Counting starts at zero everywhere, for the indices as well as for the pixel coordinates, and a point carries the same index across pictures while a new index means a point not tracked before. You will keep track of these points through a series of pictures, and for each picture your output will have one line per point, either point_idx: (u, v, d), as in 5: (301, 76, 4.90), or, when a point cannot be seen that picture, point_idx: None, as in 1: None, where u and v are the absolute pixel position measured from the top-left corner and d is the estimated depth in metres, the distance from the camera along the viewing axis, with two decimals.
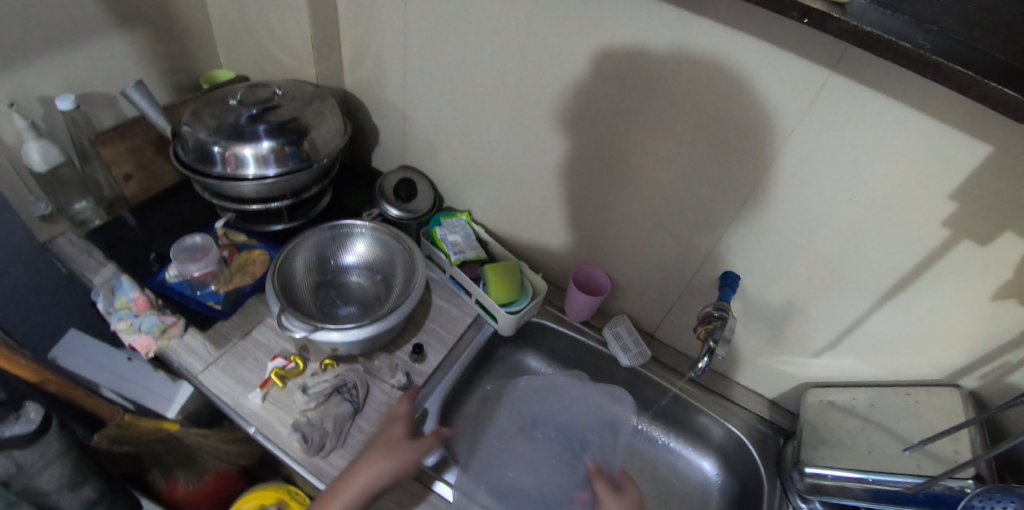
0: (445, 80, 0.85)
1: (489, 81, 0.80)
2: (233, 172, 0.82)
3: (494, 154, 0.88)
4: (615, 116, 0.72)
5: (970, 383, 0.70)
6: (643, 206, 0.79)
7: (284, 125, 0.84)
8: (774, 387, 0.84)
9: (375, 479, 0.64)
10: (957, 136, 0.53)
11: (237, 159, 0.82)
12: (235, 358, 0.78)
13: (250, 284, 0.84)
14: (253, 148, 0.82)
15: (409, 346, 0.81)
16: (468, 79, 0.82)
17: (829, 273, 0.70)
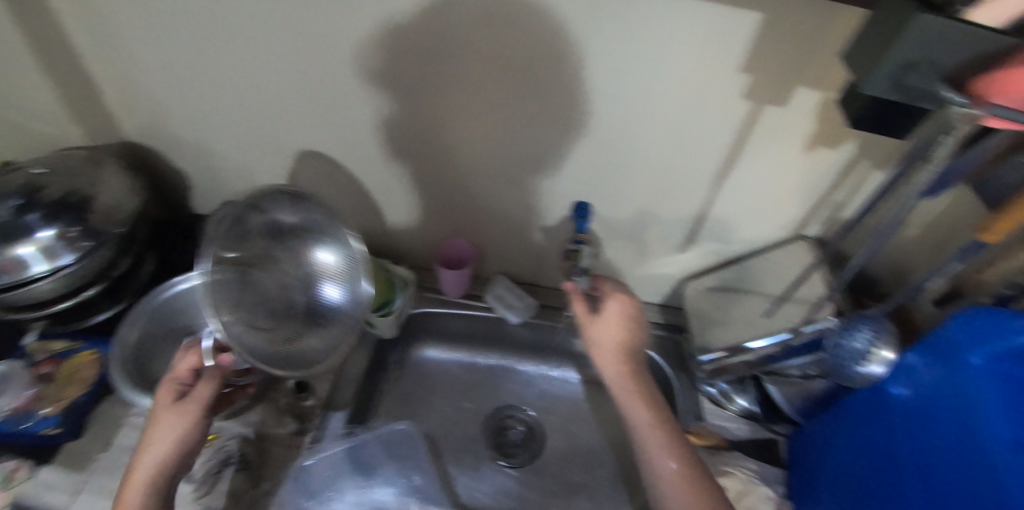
0: (233, 100, 0.75)
1: (277, 86, 0.71)
2: (17, 278, 0.68)
3: (317, 160, 0.82)
4: (418, 86, 0.67)
5: (813, 230, 0.75)
6: (480, 166, 0.76)
7: (61, 204, 0.73)
8: (657, 291, 0.88)
9: (169, 454, 0.60)
10: (731, 11, 0.54)
11: (16, 262, 0.68)
12: (106, 473, 0.68)
13: (85, 393, 0.73)
14: (31, 243, 0.69)
15: (291, 386, 0.75)
16: (257, 92, 0.73)
17: (667, 172, 0.72)
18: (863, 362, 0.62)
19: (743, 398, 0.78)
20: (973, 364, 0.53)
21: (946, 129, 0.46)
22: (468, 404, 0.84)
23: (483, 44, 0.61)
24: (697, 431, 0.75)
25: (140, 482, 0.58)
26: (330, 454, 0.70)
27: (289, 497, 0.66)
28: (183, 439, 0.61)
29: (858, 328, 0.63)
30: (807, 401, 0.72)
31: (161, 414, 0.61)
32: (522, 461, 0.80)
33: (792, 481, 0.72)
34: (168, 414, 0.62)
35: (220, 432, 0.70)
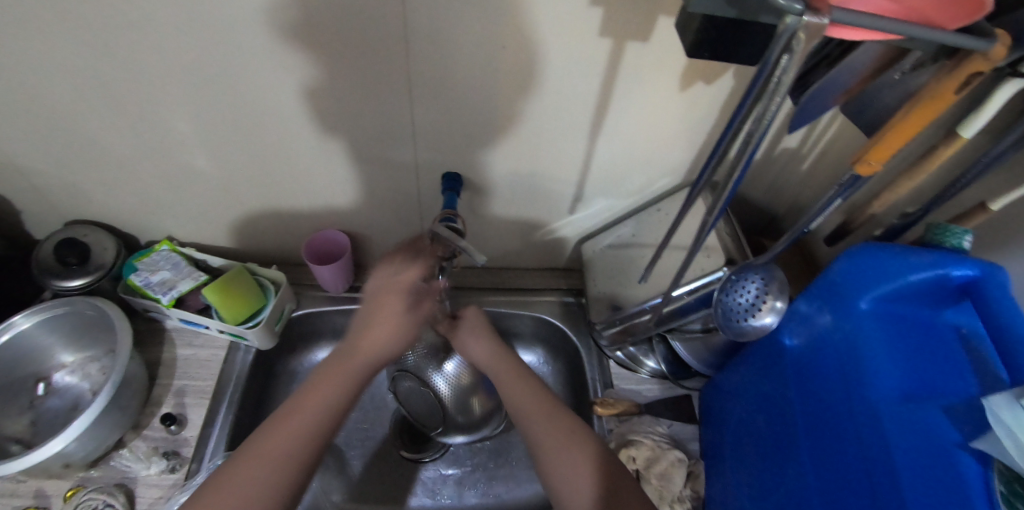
0: (10, 116, 0.61)
1: (55, 91, 0.58)
2: None
3: (141, 169, 0.69)
4: (224, 69, 0.56)
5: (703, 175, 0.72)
6: (326, 148, 0.66)
7: None
8: (558, 256, 0.82)
9: (394, 336, 0.56)
10: None
11: None
12: None
13: None
14: None
15: (159, 419, 0.68)
16: (34, 102, 0.60)
17: (536, 131, 0.64)
18: (753, 316, 0.55)
19: (651, 359, 0.75)
20: (861, 309, 0.48)
21: (790, 48, 0.33)
22: (371, 402, 0.80)
23: (281, 8, 0.50)
24: (604, 400, 0.72)
25: (338, 372, 0.53)
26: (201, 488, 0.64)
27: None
28: (406, 330, 0.57)
29: (747, 279, 0.57)
30: (710, 355, 0.69)
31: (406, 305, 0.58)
32: (431, 456, 0.77)
33: (703, 436, 0.69)
34: (400, 292, 0.58)
35: (84, 484, 0.65)
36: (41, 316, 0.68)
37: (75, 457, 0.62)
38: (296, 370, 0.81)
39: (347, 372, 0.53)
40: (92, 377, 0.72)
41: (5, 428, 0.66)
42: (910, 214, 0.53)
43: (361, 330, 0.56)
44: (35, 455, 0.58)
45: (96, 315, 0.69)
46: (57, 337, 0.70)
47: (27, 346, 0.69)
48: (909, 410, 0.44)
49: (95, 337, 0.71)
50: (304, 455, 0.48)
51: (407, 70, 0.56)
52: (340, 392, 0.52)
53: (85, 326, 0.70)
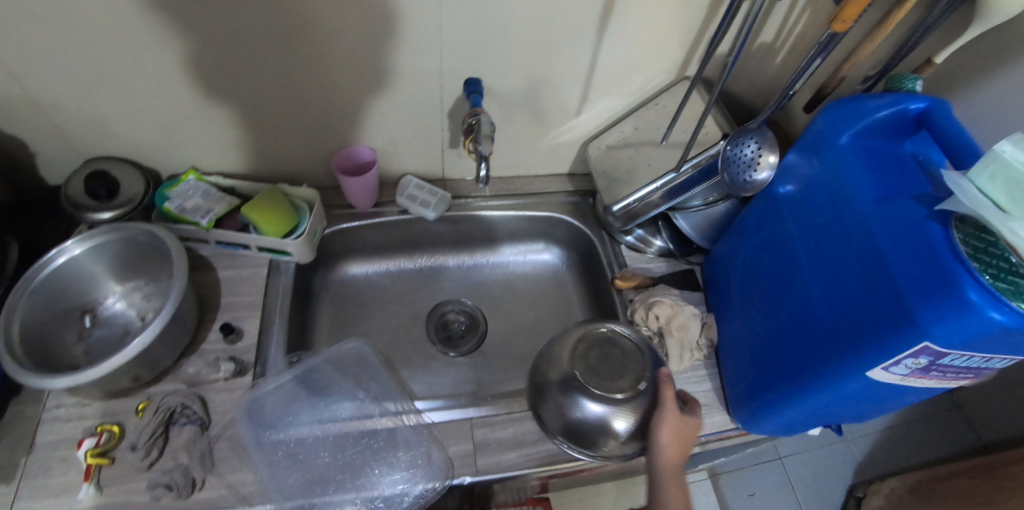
0: (25, 40, 0.61)
1: (78, 11, 0.58)
2: None
3: (162, 98, 0.70)
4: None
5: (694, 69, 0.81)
6: (349, 60, 0.68)
7: None
8: (564, 160, 0.90)
9: None
10: None
11: None
12: (38, 475, 0.63)
13: None
14: None
15: (216, 332, 0.72)
16: (54, 23, 0.59)
17: (548, 32, 0.70)
18: (754, 171, 0.65)
19: (659, 239, 0.84)
20: (840, 144, 0.59)
21: None
22: (405, 309, 0.86)
23: None
24: (623, 275, 0.81)
25: None
26: (278, 385, 0.69)
27: (249, 424, 0.65)
28: None
29: (745, 142, 0.67)
30: (711, 226, 0.79)
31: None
32: (467, 349, 0.82)
33: (709, 299, 0.79)
34: None
35: (153, 397, 0.67)
36: (95, 243, 0.69)
37: (145, 369, 0.65)
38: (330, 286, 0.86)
39: None
40: (140, 306, 0.74)
41: (63, 352, 0.67)
42: (871, 77, 0.65)
43: None
44: (106, 364, 0.60)
45: (146, 242, 0.70)
46: (106, 267, 0.72)
47: (74, 273, 0.69)
48: (884, 207, 0.53)
49: (142, 266, 0.73)
50: None
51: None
52: None
53: (130, 250, 0.71)
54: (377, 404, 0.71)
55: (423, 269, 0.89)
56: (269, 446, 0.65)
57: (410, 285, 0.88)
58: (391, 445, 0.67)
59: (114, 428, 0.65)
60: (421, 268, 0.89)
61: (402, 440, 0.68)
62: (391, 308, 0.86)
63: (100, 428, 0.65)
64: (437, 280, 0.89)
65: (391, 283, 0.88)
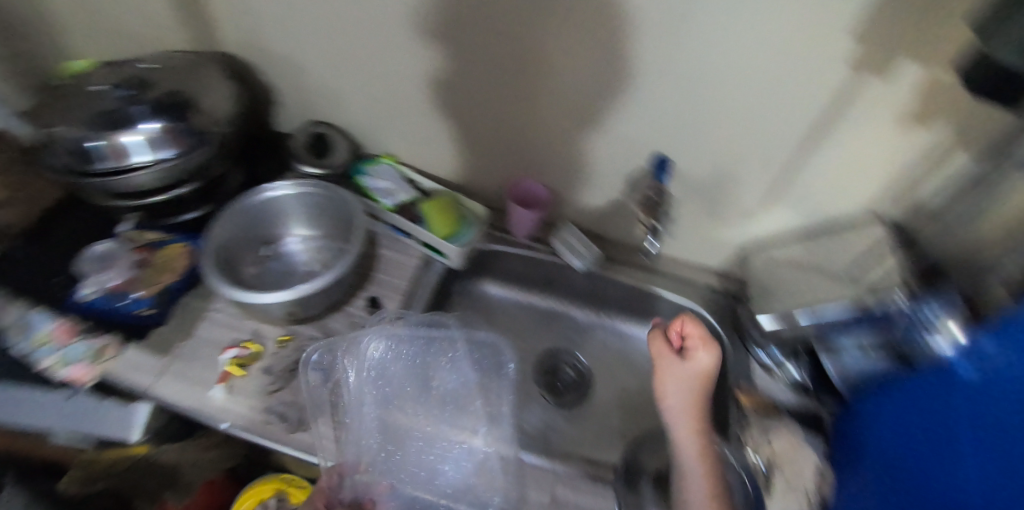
0: (321, 19, 0.74)
1: (368, 10, 0.70)
2: (122, 164, 0.70)
3: (396, 90, 0.80)
4: (514, 22, 0.66)
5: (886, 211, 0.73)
6: (562, 103, 0.74)
7: (164, 104, 0.72)
8: (717, 255, 0.89)
9: None
10: None
11: (121, 149, 0.69)
12: (188, 361, 0.71)
13: (178, 280, 0.75)
14: (133, 134, 0.69)
15: (362, 300, 0.79)
16: (346, 13, 0.72)
17: (752, 133, 0.70)
18: (932, 334, 0.60)
19: (794, 368, 0.78)
20: None
21: None
22: (520, 341, 0.90)
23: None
24: (743, 389, 0.79)
25: None
26: (389, 343, 0.71)
27: (341, 378, 0.68)
28: None
29: (928, 306, 0.62)
30: (861, 379, 0.71)
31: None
32: (570, 401, 0.84)
33: (833, 454, 0.72)
34: None
35: (295, 334, 0.75)
36: (303, 192, 0.80)
37: (300, 310, 0.72)
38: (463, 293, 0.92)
39: None
40: (310, 258, 0.82)
41: (242, 267, 0.77)
42: None
43: None
44: (275, 296, 0.69)
45: (338, 205, 0.79)
46: (301, 214, 0.82)
47: (279, 214, 0.81)
48: None
49: (327, 225, 0.82)
50: None
51: (665, 54, 0.63)
52: None
53: (327, 213, 0.81)
54: (468, 426, 0.71)
55: (552, 310, 0.93)
56: (358, 397, 0.68)
57: (535, 320, 0.92)
58: (474, 468, 0.68)
59: (257, 348, 0.73)
60: (551, 308, 0.93)
61: (484, 462, 0.69)
62: (514, 337, 0.90)
63: (246, 342, 0.73)
64: (560, 324, 0.92)
65: (516, 312, 0.92)
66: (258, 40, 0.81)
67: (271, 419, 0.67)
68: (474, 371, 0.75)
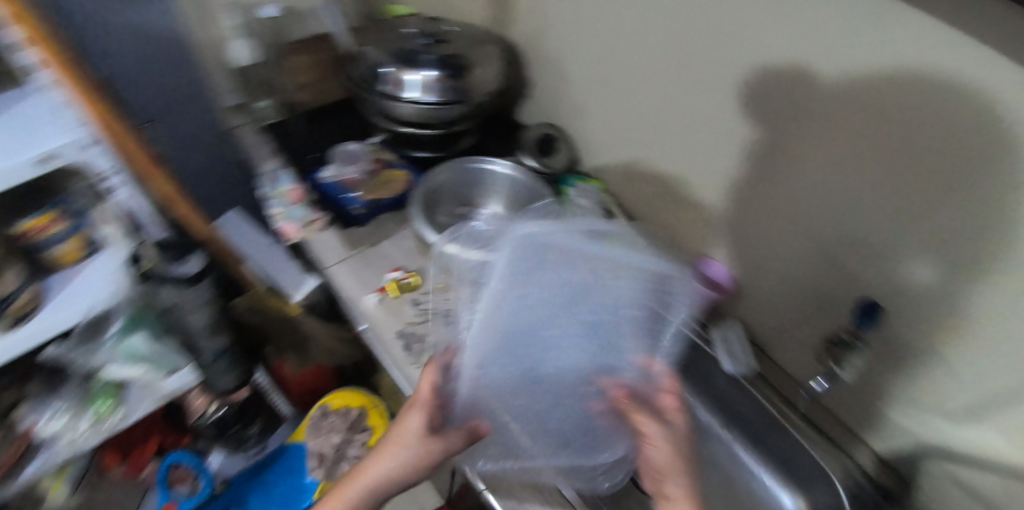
0: (598, 34, 0.78)
1: (638, 40, 0.72)
2: (394, 92, 0.81)
3: (635, 121, 0.80)
4: (783, 100, 0.58)
5: None
6: (787, 204, 0.65)
7: (447, 60, 0.81)
8: (889, 442, 0.71)
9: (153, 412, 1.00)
10: None
11: (399, 82, 0.80)
12: (363, 261, 0.80)
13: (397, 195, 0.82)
14: (415, 74, 0.80)
15: None
16: (619, 35, 0.74)
17: (998, 337, 0.52)
18: None
19: None
20: None
21: None
22: None
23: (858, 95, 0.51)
24: None
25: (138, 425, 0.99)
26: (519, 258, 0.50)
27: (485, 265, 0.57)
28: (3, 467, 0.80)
29: None
30: None
31: (430, 426, 0.51)
32: None
33: None
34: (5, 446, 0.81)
35: None
36: (517, 176, 0.83)
37: None
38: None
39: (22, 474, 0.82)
40: (493, 234, 0.82)
41: (438, 211, 0.81)
42: None
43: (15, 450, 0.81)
44: None
45: (539, 202, 0.81)
46: (504, 193, 0.84)
47: (492, 183, 0.84)
48: None
49: (520, 214, 0.83)
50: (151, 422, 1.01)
51: (921, 182, 0.50)
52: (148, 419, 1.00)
53: (530, 207, 0.83)
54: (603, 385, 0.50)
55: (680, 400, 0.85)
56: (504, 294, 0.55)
57: None
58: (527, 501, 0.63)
59: (417, 279, 0.78)
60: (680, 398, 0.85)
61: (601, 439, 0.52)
62: None
63: (410, 272, 0.79)
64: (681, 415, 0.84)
65: None
66: (543, 36, 0.89)
67: (397, 343, 0.72)
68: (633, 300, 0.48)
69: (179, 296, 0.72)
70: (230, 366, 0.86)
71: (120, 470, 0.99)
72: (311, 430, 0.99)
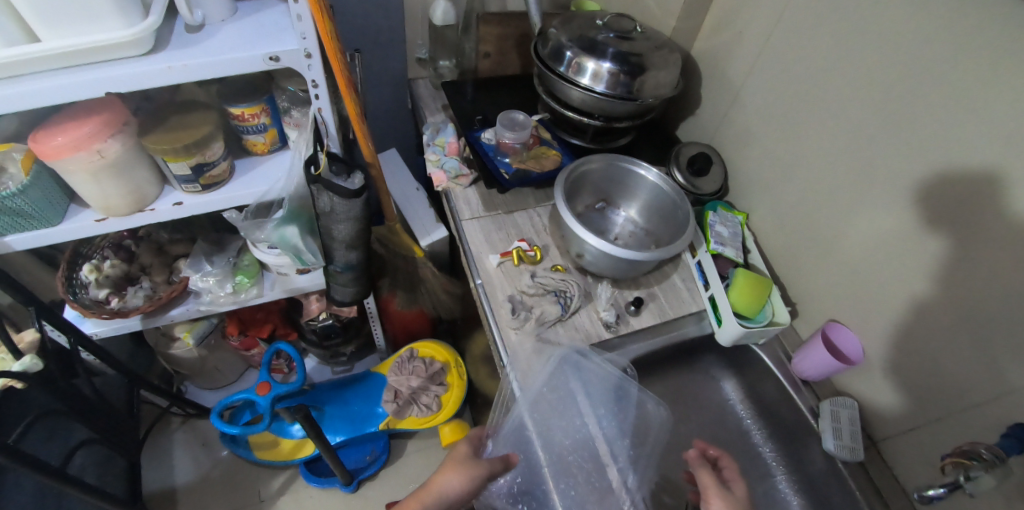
0: (804, 67, 0.74)
1: (861, 84, 0.67)
2: (572, 77, 0.83)
3: (807, 167, 0.77)
4: (1011, 184, 0.55)
5: None
6: (968, 292, 0.60)
7: (628, 56, 0.81)
8: None
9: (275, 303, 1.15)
10: None
11: (580, 68, 0.83)
12: (495, 224, 0.85)
13: (544, 171, 0.84)
14: (597, 64, 0.81)
15: (626, 294, 0.80)
16: (836, 74, 0.70)
17: None
18: None
19: None
20: None
21: None
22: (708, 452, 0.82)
23: None
24: None
25: (259, 310, 1.13)
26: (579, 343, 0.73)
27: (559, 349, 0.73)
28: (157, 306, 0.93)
29: None
30: None
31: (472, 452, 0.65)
32: None
33: None
34: (168, 290, 0.94)
35: (568, 272, 0.81)
36: (665, 188, 0.81)
37: (587, 258, 0.78)
38: (702, 371, 0.84)
39: (166, 319, 0.96)
40: (623, 234, 0.84)
41: (577, 200, 0.84)
42: None
43: (173, 296, 0.95)
44: (586, 237, 0.75)
45: (681, 217, 0.79)
46: (647, 200, 0.84)
47: (638, 185, 0.84)
48: None
49: (658, 224, 0.83)
50: (270, 312, 1.15)
51: None
52: (267, 309, 1.14)
53: (669, 219, 0.82)
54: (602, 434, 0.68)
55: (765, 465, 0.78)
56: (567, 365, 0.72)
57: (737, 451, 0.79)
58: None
59: (538, 254, 0.81)
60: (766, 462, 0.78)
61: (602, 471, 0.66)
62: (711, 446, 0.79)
63: (534, 246, 0.82)
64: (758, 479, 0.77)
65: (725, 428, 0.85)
66: (728, 60, 0.87)
67: (506, 306, 0.76)
68: (629, 417, 0.70)
69: (335, 204, 0.80)
70: (351, 280, 0.93)
71: (235, 341, 1.11)
72: (397, 367, 1.13)
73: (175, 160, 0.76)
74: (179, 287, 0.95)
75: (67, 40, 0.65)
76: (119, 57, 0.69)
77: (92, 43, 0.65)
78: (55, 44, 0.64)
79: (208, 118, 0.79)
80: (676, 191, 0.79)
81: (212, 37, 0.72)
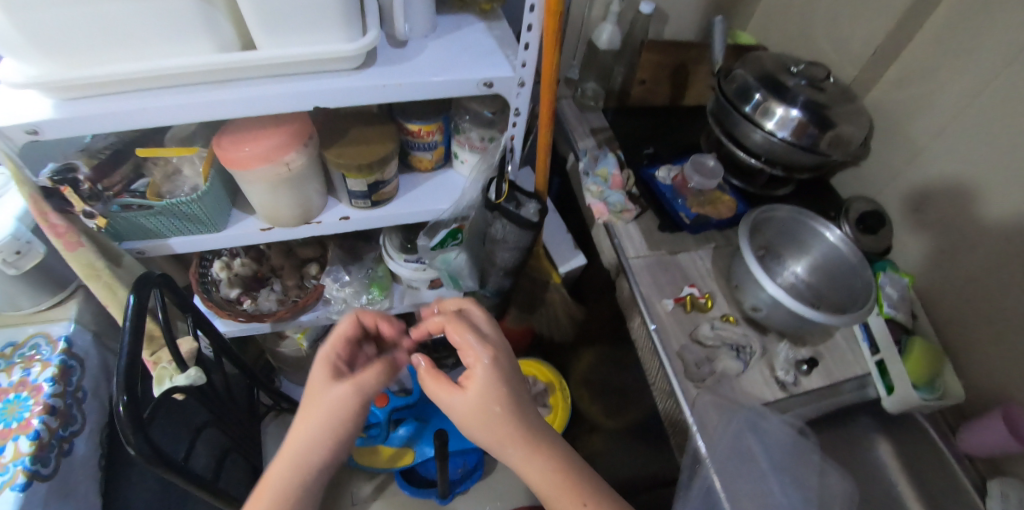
0: (1014, 141, 0.71)
1: None
2: (756, 121, 0.80)
3: (994, 243, 0.75)
4: None
5: None
6: None
7: (820, 106, 0.77)
8: None
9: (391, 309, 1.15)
10: None
11: (766, 112, 0.80)
12: (661, 265, 0.84)
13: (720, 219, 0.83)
14: (785, 110, 0.78)
15: (799, 352, 0.79)
16: None
17: None
18: None
19: None
20: None
21: None
22: None
23: None
24: None
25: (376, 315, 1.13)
26: (759, 416, 0.72)
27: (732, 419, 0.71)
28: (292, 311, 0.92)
29: None
30: None
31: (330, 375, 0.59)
32: None
33: None
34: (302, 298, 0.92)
35: (739, 323, 0.80)
36: (845, 251, 0.79)
37: (762, 311, 0.77)
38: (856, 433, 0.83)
39: (295, 324, 0.95)
40: (790, 289, 0.83)
41: (756, 243, 0.84)
42: None
43: (304, 304, 0.92)
44: (766, 282, 0.73)
45: (862, 283, 0.76)
46: (819, 258, 0.83)
47: (815, 240, 0.83)
48: None
49: (830, 284, 0.82)
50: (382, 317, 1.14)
51: None
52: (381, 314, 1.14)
53: (843, 283, 0.80)
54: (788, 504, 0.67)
55: None
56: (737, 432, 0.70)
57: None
58: None
59: (711, 302, 0.81)
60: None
61: None
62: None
63: (705, 293, 0.82)
64: None
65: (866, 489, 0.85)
66: (911, 120, 0.84)
67: (683, 355, 0.75)
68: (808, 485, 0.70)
69: (509, 234, 0.78)
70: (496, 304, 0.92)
71: None
72: None
73: (355, 177, 0.73)
74: (314, 294, 0.93)
75: (284, 48, 0.60)
76: (328, 69, 0.64)
77: (316, 55, 0.61)
78: (273, 54, 0.60)
79: (387, 132, 0.76)
80: (859, 257, 0.78)
81: (421, 57, 0.68)
